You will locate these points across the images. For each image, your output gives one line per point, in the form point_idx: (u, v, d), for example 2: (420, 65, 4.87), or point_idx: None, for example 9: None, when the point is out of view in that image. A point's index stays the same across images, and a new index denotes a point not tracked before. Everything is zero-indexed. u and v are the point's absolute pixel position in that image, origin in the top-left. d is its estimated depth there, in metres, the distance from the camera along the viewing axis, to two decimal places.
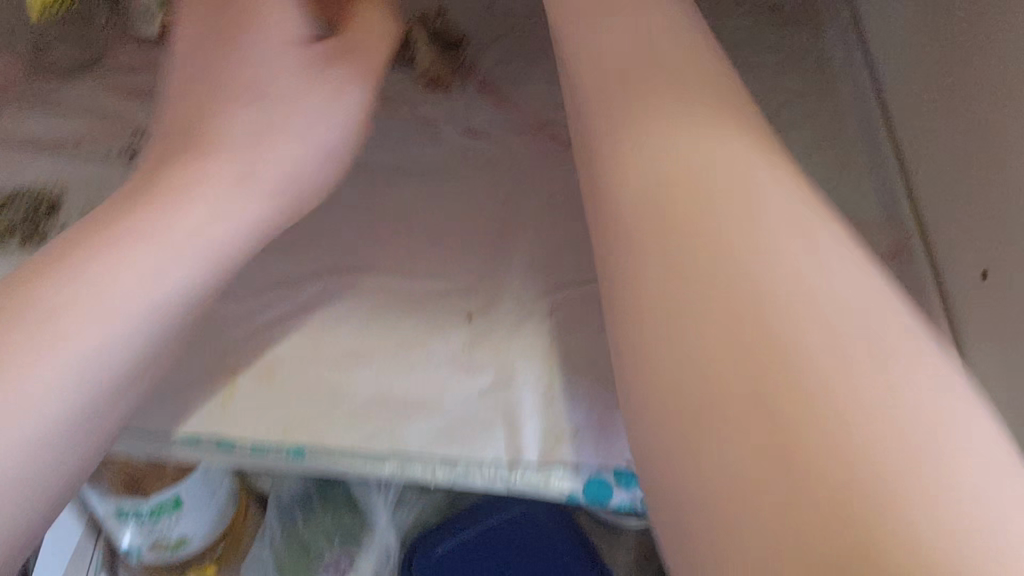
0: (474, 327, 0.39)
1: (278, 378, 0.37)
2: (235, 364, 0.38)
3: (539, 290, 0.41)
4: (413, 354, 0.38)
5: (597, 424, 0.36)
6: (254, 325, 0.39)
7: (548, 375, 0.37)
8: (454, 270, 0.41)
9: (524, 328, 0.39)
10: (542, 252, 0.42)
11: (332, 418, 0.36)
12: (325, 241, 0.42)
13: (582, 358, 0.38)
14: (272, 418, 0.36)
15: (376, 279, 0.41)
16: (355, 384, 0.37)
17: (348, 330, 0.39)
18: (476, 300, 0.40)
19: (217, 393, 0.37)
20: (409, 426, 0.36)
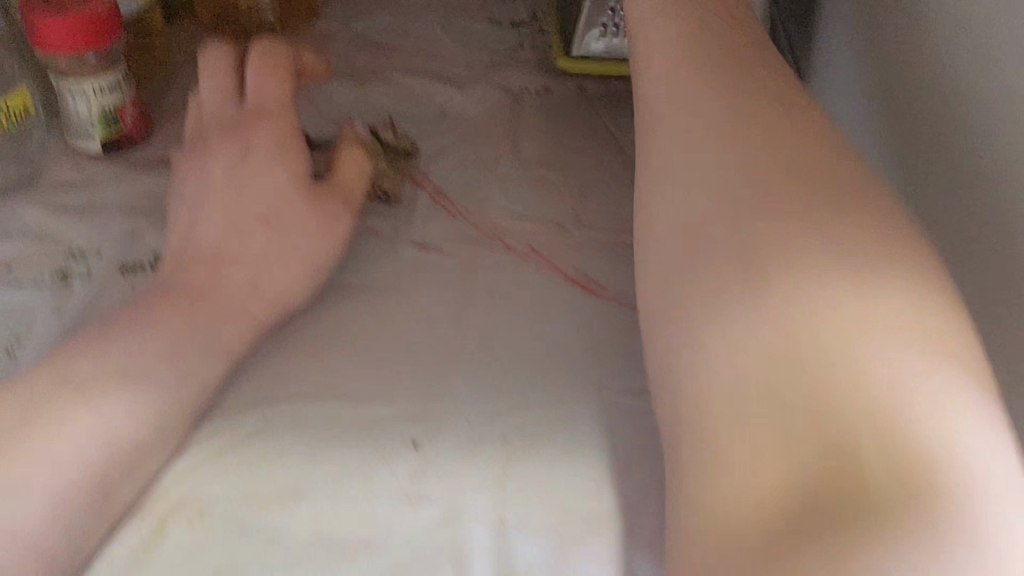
0: (422, 455, 0.37)
1: (211, 522, 0.35)
2: (161, 508, 0.36)
3: (491, 411, 0.39)
4: (356, 487, 0.36)
5: (549, 560, 0.35)
6: (186, 460, 0.37)
7: (499, 506, 0.36)
8: (402, 390, 0.40)
9: (474, 453, 0.38)
10: (496, 369, 0.42)
11: (269, 564, 0.34)
12: (268, 363, 0.41)
13: (534, 489, 0.37)
14: (202, 563, 0.34)
15: (318, 405, 0.39)
16: (294, 523, 0.35)
17: (290, 461, 0.37)
18: (422, 424, 0.39)
19: (142, 540, 0.35)
20: (351, 568, 0.34)
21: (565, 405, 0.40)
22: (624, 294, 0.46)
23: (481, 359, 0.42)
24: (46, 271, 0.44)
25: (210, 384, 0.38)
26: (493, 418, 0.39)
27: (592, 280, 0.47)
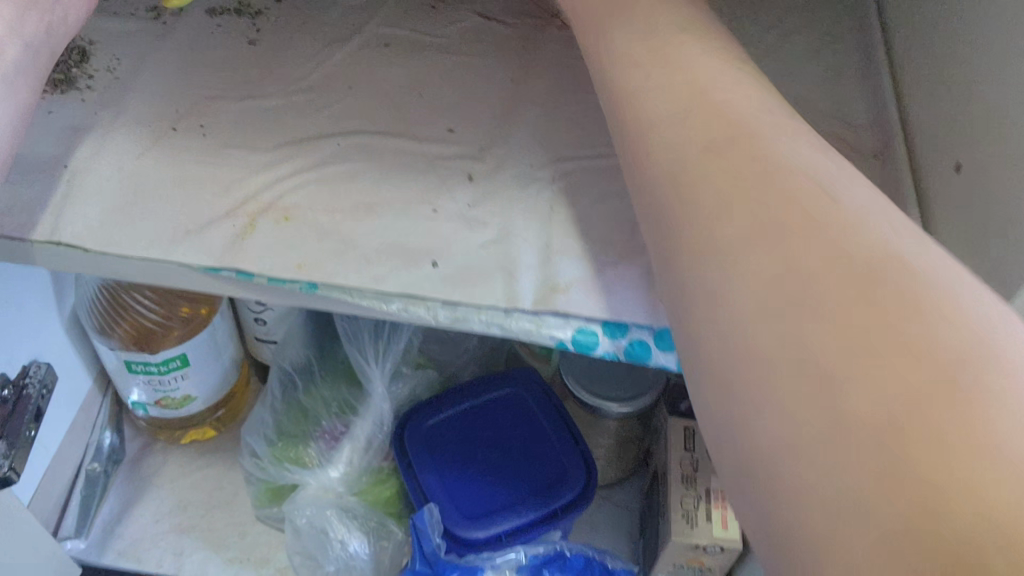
0: (475, 189, 0.42)
1: (295, 223, 0.40)
2: (253, 208, 0.40)
3: (544, 158, 0.43)
4: (418, 207, 0.41)
5: (587, 279, 0.38)
6: (271, 173, 0.42)
7: (547, 234, 0.40)
8: (461, 133, 0.44)
9: (526, 190, 0.42)
10: (548, 124, 0.45)
11: (342, 262, 0.39)
12: (343, 102, 0.45)
13: (577, 224, 0.40)
14: (288, 254, 0.39)
15: (385, 141, 0.43)
16: (366, 232, 0.40)
17: (363, 182, 0.42)
18: (478, 162, 0.43)
19: (237, 231, 0.39)
20: (414, 271, 0.38)
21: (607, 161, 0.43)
22: None
23: (530, 121, 0.45)
24: (142, 6, 0.49)
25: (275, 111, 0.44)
26: (537, 168, 0.43)
27: None
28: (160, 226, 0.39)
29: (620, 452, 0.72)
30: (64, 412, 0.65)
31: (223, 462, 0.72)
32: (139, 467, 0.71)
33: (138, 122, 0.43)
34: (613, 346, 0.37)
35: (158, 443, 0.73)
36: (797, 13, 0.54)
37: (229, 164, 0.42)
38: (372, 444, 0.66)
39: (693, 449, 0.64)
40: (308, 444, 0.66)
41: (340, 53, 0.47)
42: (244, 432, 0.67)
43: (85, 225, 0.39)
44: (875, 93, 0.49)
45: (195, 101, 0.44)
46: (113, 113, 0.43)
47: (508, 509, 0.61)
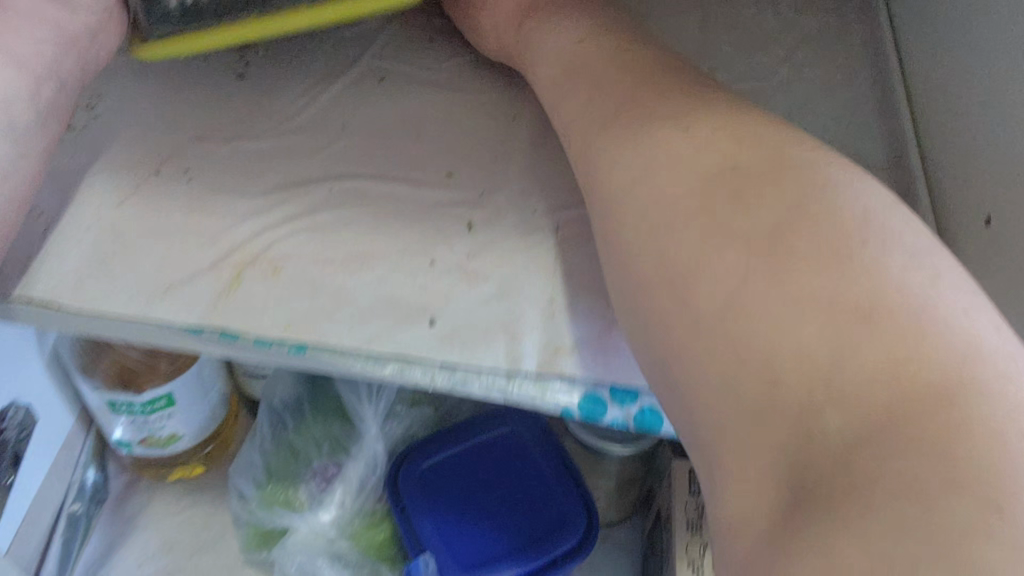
0: (475, 240, 0.39)
1: (285, 275, 0.37)
2: (239, 259, 0.37)
3: (548, 205, 0.40)
4: (414, 259, 0.38)
5: (594, 339, 0.36)
6: (258, 221, 0.39)
7: (552, 289, 0.37)
8: (460, 177, 0.41)
9: (529, 240, 0.39)
10: (552, 166, 0.42)
11: (334, 320, 0.36)
12: (334, 143, 0.42)
13: (584, 274, 0.38)
14: (276, 312, 0.36)
15: (380, 185, 0.41)
16: (361, 286, 0.37)
17: (356, 231, 0.39)
18: (478, 210, 0.40)
19: (221, 286, 0.37)
20: (410, 330, 0.36)
21: None
22: None
23: (534, 164, 0.42)
24: None
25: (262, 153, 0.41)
26: (540, 215, 0.40)
27: None
28: (139, 282, 0.37)
29: (621, 491, 0.69)
30: (44, 453, 0.62)
31: (211, 500, 0.69)
32: (124, 506, 0.69)
33: (119, 167, 0.41)
34: (622, 413, 0.35)
35: (143, 480, 0.70)
36: (811, 44, 0.52)
37: (213, 211, 0.39)
38: (365, 485, 0.63)
39: (699, 493, 0.61)
40: (298, 486, 0.63)
41: (331, 88, 0.45)
42: (232, 472, 0.65)
43: (62, 284, 0.37)
44: (893, 134, 0.46)
45: (179, 142, 0.42)
46: (93, 158, 0.41)
47: (506, 556, 0.59)
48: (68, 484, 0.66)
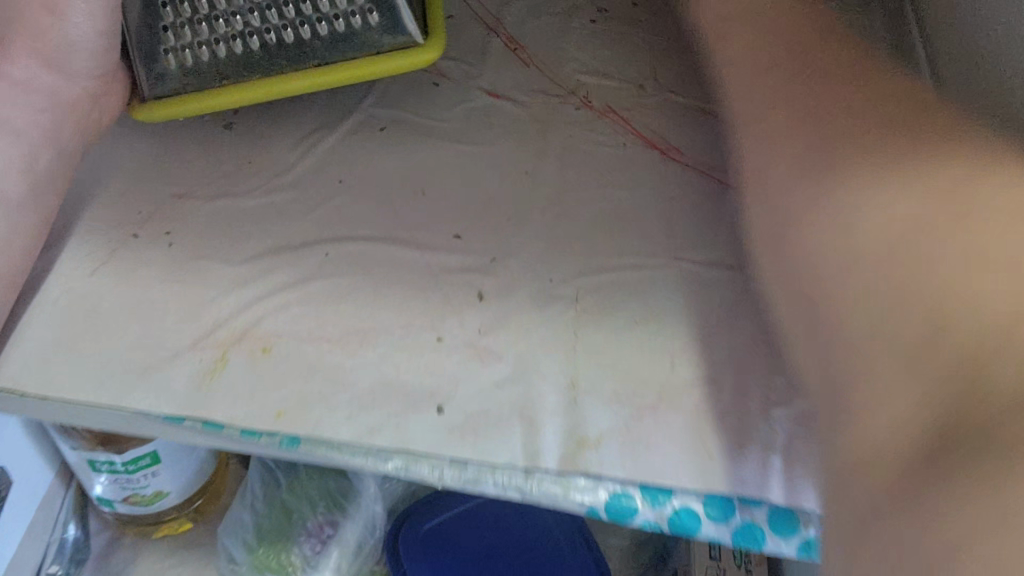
0: (486, 311, 0.35)
1: (275, 355, 0.33)
2: (225, 336, 0.34)
3: (565, 272, 0.37)
4: (417, 334, 0.35)
5: (620, 429, 0.32)
6: (246, 292, 0.35)
7: (573, 367, 0.34)
8: (469, 241, 0.38)
9: (545, 311, 0.35)
10: (569, 227, 0.39)
11: (330, 407, 0.32)
12: (330, 202, 0.39)
13: (606, 351, 0.34)
14: (265, 399, 0.32)
15: (382, 249, 0.37)
16: (360, 367, 0.33)
17: (354, 302, 0.35)
18: (490, 277, 0.37)
19: (205, 367, 0.33)
20: (415, 419, 0.32)
21: (638, 274, 0.37)
22: (708, 155, 0.42)
23: (549, 224, 0.39)
24: None
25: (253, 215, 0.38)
26: (557, 283, 0.37)
27: (673, 147, 0.42)
28: (113, 362, 0.33)
29: (636, 548, 0.65)
30: (21, 515, 0.58)
31: (200, 558, 0.65)
32: (108, 564, 0.65)
33: (95, 230, 0.37)
34: (656, 515, 0.31)
35: (128, 537, 0.66)
36: None
37: (197, 281, 0.35)
38: (363, 546, 0.60)
39: (719, 556, 0.58)
40: (291, 548, 0.59)
41: (327, 139, 0.41)
42: (222, 532, 0.61)
43: (29, 366, 0.33)
44: None
45: (160, 202, 0.38)
46: (66, 221, 0.37)
47: None
48: (47, 544, 0.62)
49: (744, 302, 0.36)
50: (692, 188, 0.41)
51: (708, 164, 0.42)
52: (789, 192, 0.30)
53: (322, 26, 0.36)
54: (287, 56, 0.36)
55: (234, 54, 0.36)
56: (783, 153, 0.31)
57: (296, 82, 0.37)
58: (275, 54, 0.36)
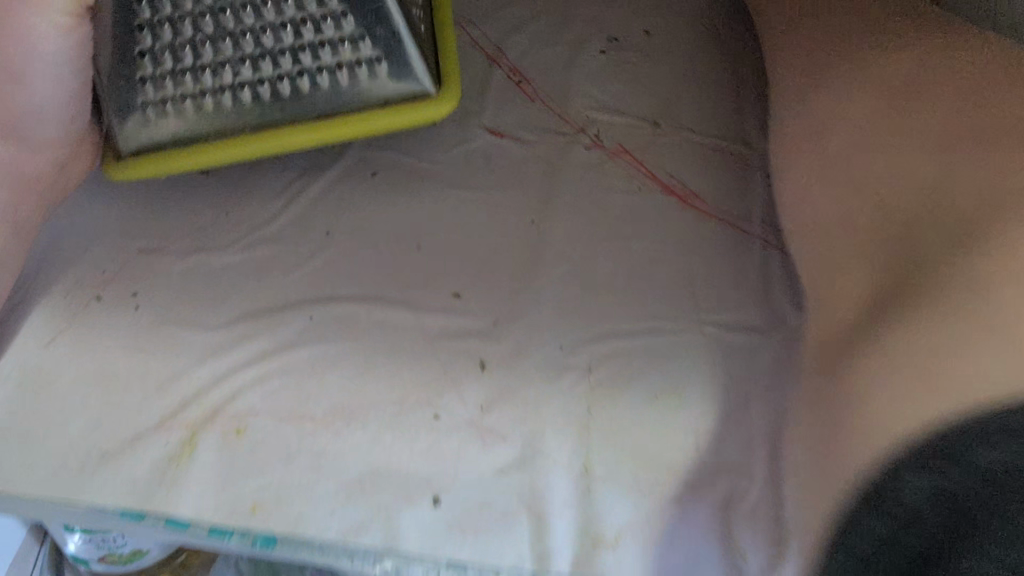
0: (489, 384, 0.32)
1: (249, 438, 0.30)
2: (195, 416, 0.30)
3: (578, 338, 0.33)
4: (413, 411, 0.31)
5: (641, 523, 0.29)
6: (220, 364, 0.32)
7: (585, 450, 0.30)
8: (471, 302, 0.34)
9: (557, 384, 0.32)
10: (581, 286, 0.35)
11: (311, 501, 0.29)
12: (316, 258, 0.35)
13: (622, 431, 0.31)
14: (238, 491, 0.29)
15: (374, 312, 0.34)
16: (347, 450, 0.30)
17: (341, 373, 0.32)
18: (494, 345, 0.33)
19: (169, 454, 0.30)
20: (408, 514, 0.29)
21: (659, 340, 0.33)
22: (732, 201, 0.38)
23: (558, 281, 0.35)
24: None
25: (234, 275, 0.34)
26: (569, 351, 0.33)
27: (693, 193, 0.39)
28: (68, 450, 0.30)
29: None
30: None
31: None
32: None
33: (53, 292, 0.33)
34: None
35: None
36: None
37: (167, 353, 0.32)
38: None
39: None
40: None
41: (314, 185, 0.37)
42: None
43: None
44: None
45: (128, 260, 0.34)
46: (22, 282, 0.34)
47: None
48: None
49: (778, 373, 0.32)
50: (716, 239, 0.37)
51: (733, 213, 0.38)
52: (828, 104, 0.34)
53: (322, 76, 0.32)
54: (281, 106, 0.33)
55: (224, 107, 0.33)
56: (828, 108, 0.34)
57: (298, 136, 0.33)
58: (268, 105, 0.33)
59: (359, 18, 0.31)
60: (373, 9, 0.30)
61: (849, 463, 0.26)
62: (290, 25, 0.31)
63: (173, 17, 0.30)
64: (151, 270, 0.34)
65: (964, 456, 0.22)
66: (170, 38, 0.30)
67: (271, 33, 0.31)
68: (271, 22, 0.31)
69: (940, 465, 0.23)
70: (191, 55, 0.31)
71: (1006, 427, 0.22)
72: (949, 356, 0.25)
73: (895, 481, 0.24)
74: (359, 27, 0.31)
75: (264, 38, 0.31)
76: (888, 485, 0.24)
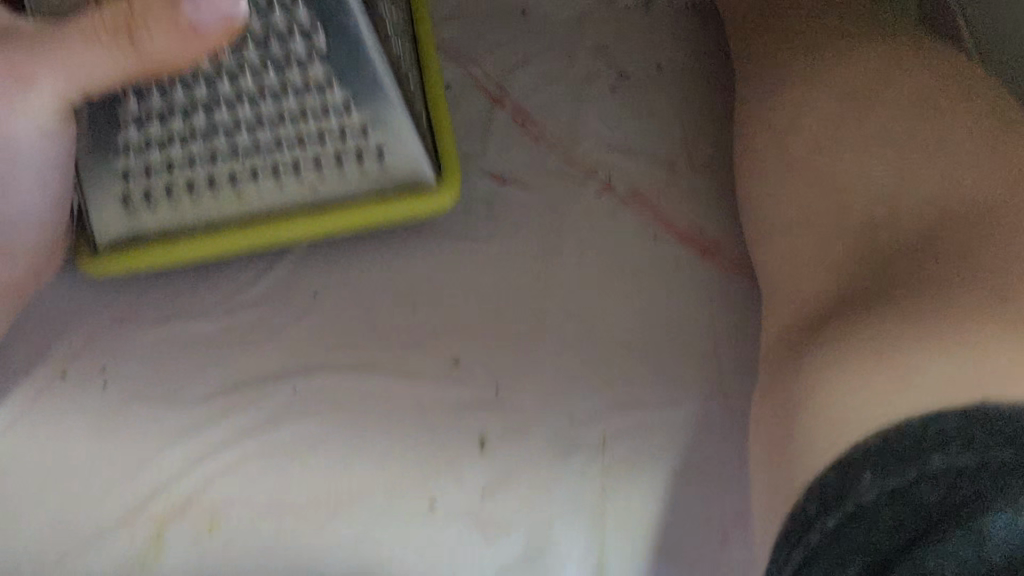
0: (489, 467, 0.29)
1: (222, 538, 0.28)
2: (166, 511, 0.28)
3: (591, 413, 0.31)
4: (409, 502, 0.29)
5: None
6: (194, 452, 0.29)
7: (599, 541, 0.28)
8: (471, 372, 0.31)
9: (565, 468, 0.30)
10: (592, 351, 0.32)
11: None
12: (300, 322, 0.32)
13: (631, 521, 0.29)
14: None
15: (365, 386, 0.31)
16: (331, 552, 0.28)
17: (331, 459, 0.29)
18: (497, 421, 0.30)
19: (135, 554, 0.28)
20: None
21: (680, 414, 0.31)
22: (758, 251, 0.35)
23: (567, 346, 0.32)
24: None
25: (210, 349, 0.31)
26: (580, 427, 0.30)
27: (713, 242, 0.35)
28: (29, 546, 0.28)
29: None
30: None
31: None
32: None
33: (16, 374, 0.31)
34: None
35: None
36: None
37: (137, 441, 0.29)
38: None
39: None
40: None
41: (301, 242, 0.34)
42: None
43: None
44: None
45: (95, 335, 0.32)
46: None
47: None
48: None
49: None
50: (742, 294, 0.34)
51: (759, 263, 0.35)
52: (792, 111, 0.33)
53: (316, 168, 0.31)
54: (271, 200, 0.31)
55: (210, 202, 0.31)
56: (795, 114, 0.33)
57: (289, 229, 0.31)
58: (259, 199, 0.31)
59: (359, 108, 0.29)
60: (371, 98, 0.29)
61: (808, 448, 0.24)
62: (288, 110, 0.29)
63: (165, 112, 0.29)
64: (120, 345, 0.31)
65: (920, 461, 0.22)
66: (158, 133, 0.29)
67: (269, 118, 0.29)
68: (270, 106, 0.29)
69: (892, 467, 0.22)
70: (179, 147, 0.30)
71: (966, 435, 0.21)
72: (913, 355, 0.23)
73: (851, 476, 0.22)
74: (364, 115, 0.30)
75: (261, 123, 0.29)
76: (839, 485, 0.22)
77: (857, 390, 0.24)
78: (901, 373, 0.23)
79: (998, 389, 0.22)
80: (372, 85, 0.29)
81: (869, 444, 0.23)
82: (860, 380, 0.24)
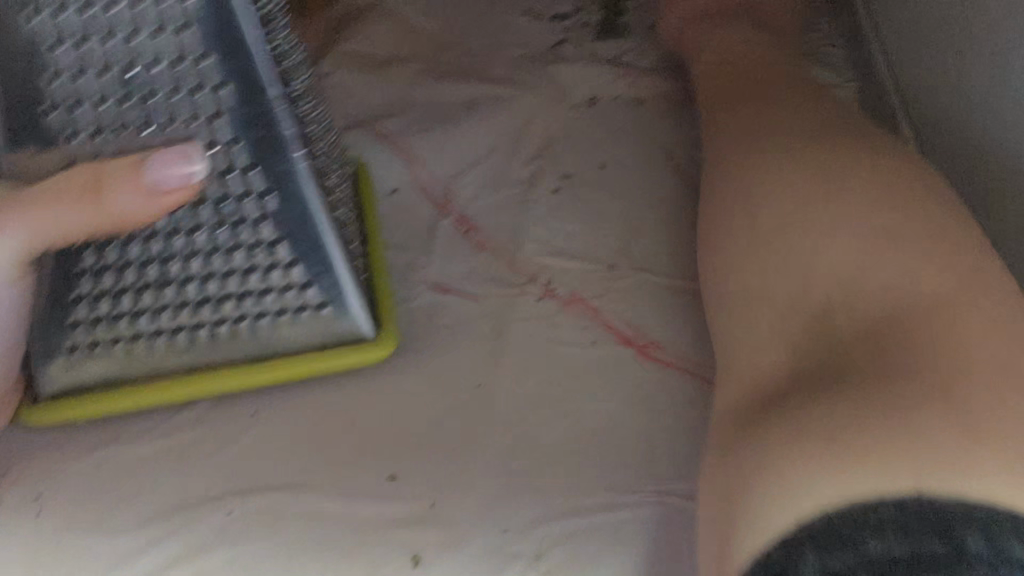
0: None
1: None
2: None
3: (523, 520, 0.30)
4: None
5: None
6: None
7: None
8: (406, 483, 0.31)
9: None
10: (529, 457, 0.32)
11: None
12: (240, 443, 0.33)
13: None
14: None
15: (301, 501, 0.31)
16: None
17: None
18: (429, 531, 0.30)
19: None
20: None
21: (613, 516, 0.30)
22: (696, 348, 0.36)
23: (504, 453, 0.32)
24: None
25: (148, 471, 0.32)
26: (515, 534, 0.30)
27: (651, 342, 0.36)
28: None
29: None
30: None
31: None
32: None
33: None
34: None
35: None
36: None
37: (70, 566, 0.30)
38: None
39: None
40: None
41: None
42: None
43: None
44: None
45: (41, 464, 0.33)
46: None
47: None
48: None
49: None
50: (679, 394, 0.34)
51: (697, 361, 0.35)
52: (740, 192, 0.34)
53: (258, 319, 0.33)
54: (213, 349, 0.33)
55: (158, 352, 0.33)
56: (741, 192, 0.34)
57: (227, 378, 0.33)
58: (203, 348, 0.33)
59: (300, 269, 0.31)
60: (317, 263, 0.31)
61: (748, 532, 0.23)
62: (234, 268, 0.31)
63: (117, 266, 0.31)
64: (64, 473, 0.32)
65: (856, 545, 0.21)
66: (110, 284, 0.31)
67: (214, 277, 0.31)
68: (217, 264, 0.31)
69: (834, 549, 0.21)
70: (131, 302, 0.32)
71: (901, 523, 0.20)
72: (866, 436, 0.22)
73: (795, 561, 0.21)
74: (306, 275, 0.31)
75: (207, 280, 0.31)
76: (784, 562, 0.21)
77: (801, 472, 0.23)
78: (837, 457, 0.22)
79: (935, 487, 0.21)
80: (312, 249, 0.31)
81: (810, 529, 0.21)
82: (806, 463, 0.23)
